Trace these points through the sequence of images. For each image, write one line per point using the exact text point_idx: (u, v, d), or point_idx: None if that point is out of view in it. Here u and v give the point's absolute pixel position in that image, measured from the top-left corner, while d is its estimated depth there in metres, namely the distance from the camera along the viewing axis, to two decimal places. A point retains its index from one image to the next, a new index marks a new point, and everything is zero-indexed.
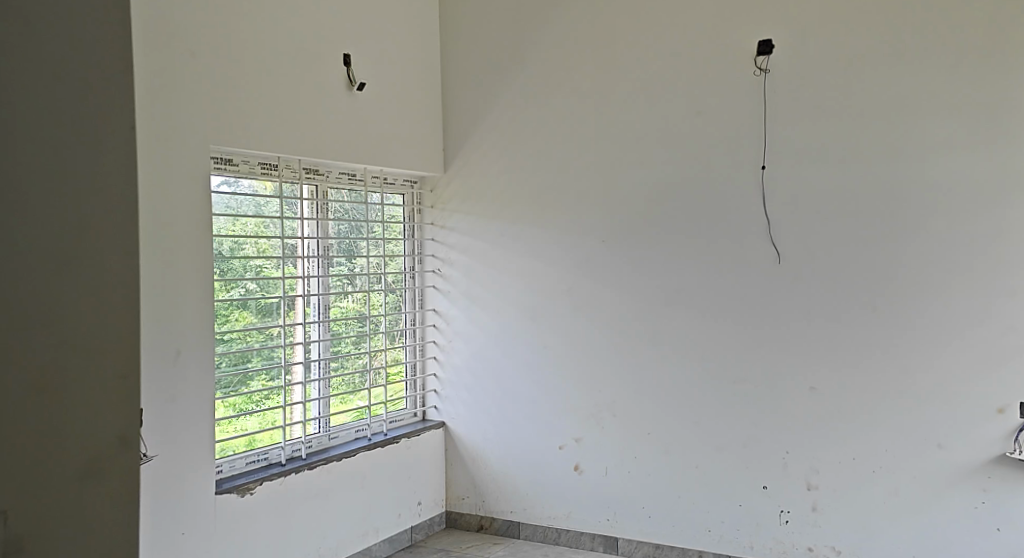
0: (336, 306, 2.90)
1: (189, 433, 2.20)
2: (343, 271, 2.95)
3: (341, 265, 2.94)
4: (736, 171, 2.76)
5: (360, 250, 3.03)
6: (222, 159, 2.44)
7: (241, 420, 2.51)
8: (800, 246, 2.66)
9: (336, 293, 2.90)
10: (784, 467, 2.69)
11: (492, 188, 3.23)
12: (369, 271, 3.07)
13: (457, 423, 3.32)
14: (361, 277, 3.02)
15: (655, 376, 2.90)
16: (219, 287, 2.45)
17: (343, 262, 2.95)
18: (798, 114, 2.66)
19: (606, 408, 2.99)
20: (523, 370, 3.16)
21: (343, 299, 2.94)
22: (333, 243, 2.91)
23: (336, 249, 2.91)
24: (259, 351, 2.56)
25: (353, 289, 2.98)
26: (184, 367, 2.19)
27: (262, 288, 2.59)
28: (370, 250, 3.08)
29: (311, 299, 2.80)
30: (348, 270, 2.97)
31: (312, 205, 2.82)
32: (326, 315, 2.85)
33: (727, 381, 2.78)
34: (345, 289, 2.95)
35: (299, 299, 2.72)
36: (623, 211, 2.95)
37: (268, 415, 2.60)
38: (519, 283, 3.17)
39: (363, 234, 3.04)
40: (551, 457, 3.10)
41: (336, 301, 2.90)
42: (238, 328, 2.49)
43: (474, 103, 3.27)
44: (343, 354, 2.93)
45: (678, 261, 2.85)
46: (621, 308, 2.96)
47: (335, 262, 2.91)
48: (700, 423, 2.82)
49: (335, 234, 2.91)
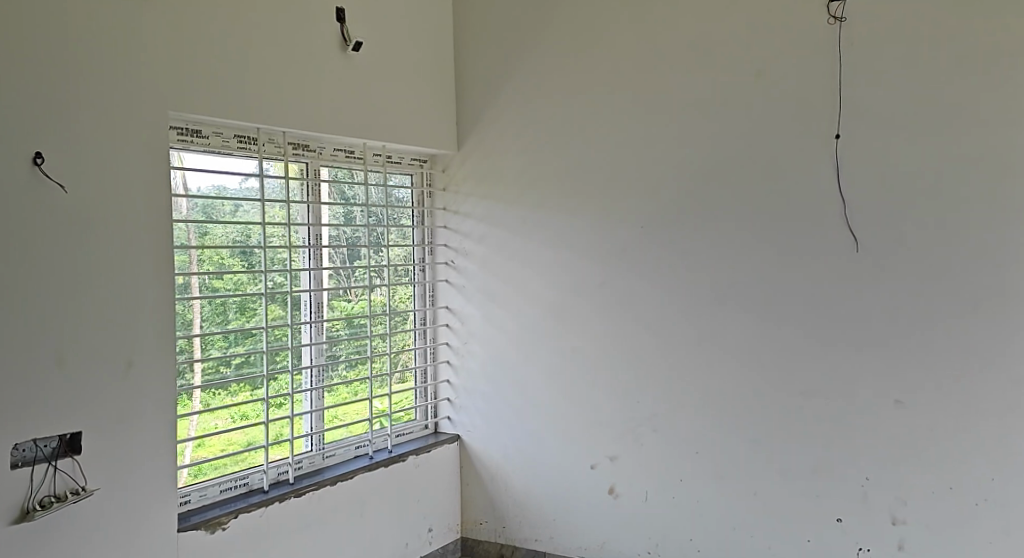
0: (361, 300, 2.61)
1: (147, 457, 1.82)
2: (369, 264, 2.64)
3: (367, 258, 2.64)
4: (806, 141, 2.30)
5: (388, 239, 2.72)
6: (188, 130, 2.07)
7: (250, 432, 2.21)
8: (883, 233, 2.20)
9: (354, 286, 2.59)
10: (864, 497, 2.24)
11: (511, 167, 2.81)
12: (395, 263, 2.78)
13: (474, 437, 2.92)
14: (389, 269, 2.73)
15: (704, 384, 2.46)
16: (213, 282, 2.13)
17: (370, 253, 2.65)
18: (882, 73, 2.19)
19: (646, 422, 2.56)
20: (547, 378, 2.75)
21: (363, 293, 2.62)
22: (335, 232, 2.54)
23: (341, 238, 2.55)
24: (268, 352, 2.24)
25: (380, 282, 2.69)
26: (141, 378, 1.82)
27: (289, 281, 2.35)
28: (394, 241, 2.80)
29: (323, 293, 2.48)
30: (372, 263, 2.66)
31: (330, 188, 2.51)
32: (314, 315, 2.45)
33: (793, 393, 2.33)
34: (372, 281, 2.65)
35: (307, 296, 2.43)
36: (665, 192, 2.51)
37: (275, 427, 2.30)
38: (542, 276, 2.75)
39: (377, 223, 2.68)
40: (580, 479, 2.68)
41: (355, 295, 2.59)
42: (233, 328, 2.17)
43: (491, 72, 2.85)
44: (342, 358, 2.53)
45: (732, 252, 2.41)
46: (663, 305, 2.52)
47: (360, 253, 2.61)
48: (757, 443, 2.38)
49: (363, 223, 2.63)
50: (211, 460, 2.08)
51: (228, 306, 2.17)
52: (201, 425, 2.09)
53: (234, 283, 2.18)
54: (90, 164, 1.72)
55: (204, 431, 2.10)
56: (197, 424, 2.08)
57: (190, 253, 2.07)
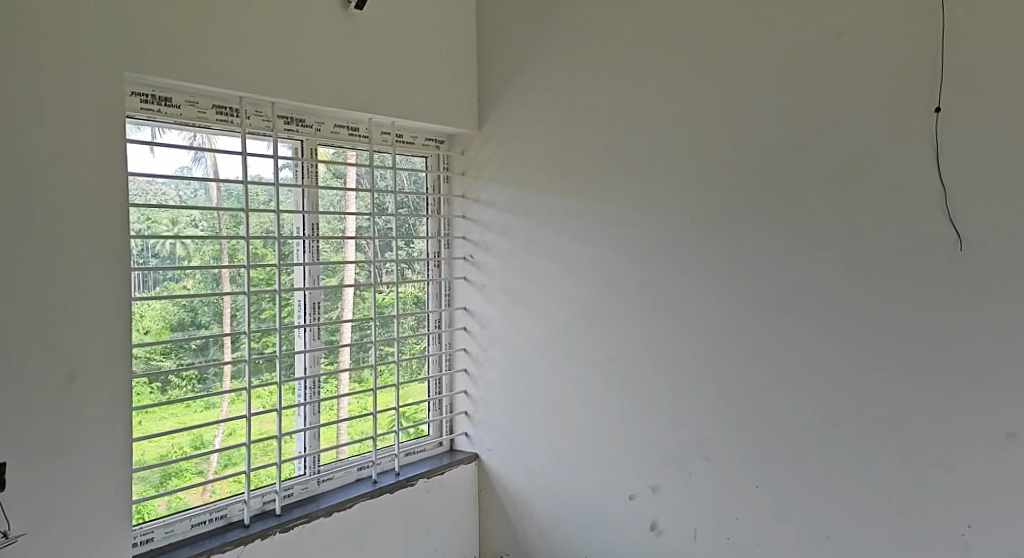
0: (386, 293, 2.39)
1: (86, 484, 1.57)
2: (402, 256, 2.48)
3: (400, 250, 2.48)
4: (898, 112, 1.88)
5: (418, 231, 2.56)
6: (156, 98, 1.78)
7: (235, 452, 1.96)
8: (994, 228, 1.78)
9: (386, 278, 2.38)
10: (964, 550, 1.83)
11: (540, 149, 2.45)
12: (429, 256, 2.61)
13: (493, 457, 2.57)
14: (421, 262, 2.55)
15: (764, 405, 2.08)
16: (252, 274, 1.99)
17: (402, 246, 2.49)
18: (994, 31, 1.77)
19: (695, 447, 2.18)
20: (577, 391, 2.39)
21: (396, 286, 2.42)
22: (366, 223, 2.34)
23: (366, 230, 2.33)
24: (283, 357, 2.03)
25: (411, 275, 2.52)
26: (78, 393, 1.55)
27: (324, 272, 2.22)
28: (430, 232, 2.61)
29: (350, 289, 2.28)
30: (407, 256, 2.51)
31: (361, 171, 2.31)
32: (329, 316, 2.23)
33: (874, 422, 1.93)
34: (404, 274, 2.49)
35: (349, 289, 2.27)
36: (719, 179, 2.13)
37: (264, 446, 2.02)
38: (571, 275, 2.40)
39: (411, 213, 2.50)
40: (616, 513, 2.31)
41: (365, 293, 2.32)
42: (265, 326, 2.00)
43: (520, 40, 2.49)
44: (356, 363, 2.27)
45: (799, 252, 2.01)
46: (716, 310, 2.14)
47: (395, 246, 2.44)
48: (828, 477, 1.99)
49: (395, 212, 2.44)
50: (226, 478, 1.88)
51: (256, 302, 1.99)
52: (229, 432, 1.94)
53: (266, 276, 2.03)
54: (15, 140, 1.45)
55: (231, 441, 1.94)
56: (225, 434, 1.93)
57: (221, 243, 1.92)
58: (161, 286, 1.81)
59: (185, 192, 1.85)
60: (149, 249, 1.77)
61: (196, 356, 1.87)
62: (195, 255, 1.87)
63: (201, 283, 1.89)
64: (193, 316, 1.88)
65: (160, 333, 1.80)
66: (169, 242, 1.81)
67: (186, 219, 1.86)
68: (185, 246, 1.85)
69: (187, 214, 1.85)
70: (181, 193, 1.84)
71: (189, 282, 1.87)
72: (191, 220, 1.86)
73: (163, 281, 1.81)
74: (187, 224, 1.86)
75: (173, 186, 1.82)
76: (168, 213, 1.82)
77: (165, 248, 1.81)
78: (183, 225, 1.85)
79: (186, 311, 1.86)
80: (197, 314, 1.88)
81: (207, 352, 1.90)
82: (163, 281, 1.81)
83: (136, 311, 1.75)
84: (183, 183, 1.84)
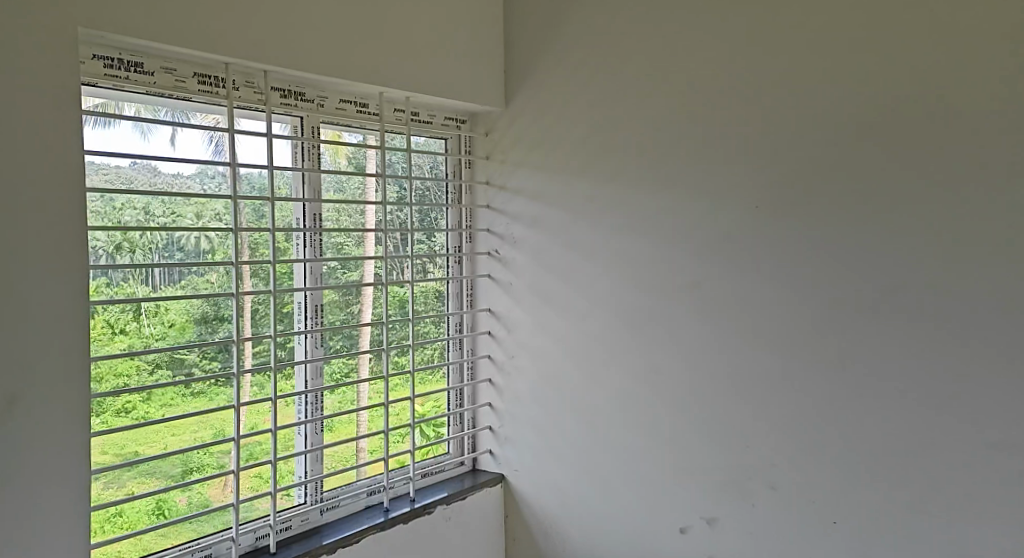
0: (398, 290, 2.12)
1: (30, 526, 1.30)
2: (422, 251, 2.24)
3: (421, 244, 2.24)
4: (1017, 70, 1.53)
5: (438, 225, 2.30)
6: (126, 63, 1.50)
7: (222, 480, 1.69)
8: None
9: (406, 274, 2.13)
10: None
11: (574, 130, 2.15)
12: (451, 251, 2.34)
13: (521, 479, 2.29)
14: (442, 258, 2.29)
15: (842, 429, 1.75)
16: (260, 271, 1.76)
17: (423, 240, 2.25)
18: None
19: (759, 474, 1.87)
20: (618, 407, 2.09)
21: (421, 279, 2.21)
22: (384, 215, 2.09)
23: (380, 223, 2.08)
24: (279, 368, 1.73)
25: (431, 274, 2.25)
26: (20, 416, 1.28)
27: (340, 267, 1.95)
28: (448, 225, 2.33)
29: (369, 289, 2.03)
30: (428, 251, 2.26)
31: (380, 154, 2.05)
32: (346, 316, 1.97)
33: (983, 453, 1.58)
34: (425, 272, 2.23)
35: (368, 289, 2.02)
36: (784, 163, 1.81)
37: (262, 471, 1.77)
38: (611, 273, 2.09)
39: (429, 200, 2.24)
40: (663, 551, 2.01)
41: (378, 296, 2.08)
42: (267, 332, 1.74)
43: (552, 4, 2.18)
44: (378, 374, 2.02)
45: (884, 248, 1.68)
46: (783, 315, 1.82)
47: (415, 242, 2.21)
48: (923, 515, 1.65)
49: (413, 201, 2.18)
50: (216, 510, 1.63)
51: (258, 307, 1.74)
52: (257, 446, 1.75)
53: (266, 275, 1.77)
54: None
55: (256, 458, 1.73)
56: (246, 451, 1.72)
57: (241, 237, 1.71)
58: (187, 281, 1.60)
59: (209, 182, 1.65)
60: (172, 242, 1.57)
61: (222, 360, 1.66)
62: (220, 248, 1.66)
63: (224, 278, 1.67)
64: (217, 309, 1.66)
65: (184, 329, 1.61)
66: (195, 234, 1.61)
67: (211, 212, 1.66)
68: (209, 239, 1.65)
69: (213, 206, 1.66)
70: (206, 184, 1.65)
71: (212, 277, 1.66)
72: (216, 214, 1.66)
73: (187, 275, 1.60)
74: (212, 217, 1.66)
75: (199, 177, 1.63)
76: (193, 206, 1.62)
77: (190, 241, 1.60)
78: (207, 219, 1.65)
79: (209, 304, 1.65)
80: (219, 307, 1.67)
81: (226, 360, 1.67)
82: (187, 276, 1.60)
83: (160, 305, 1.56)
84: (209, 175, 1.65)
